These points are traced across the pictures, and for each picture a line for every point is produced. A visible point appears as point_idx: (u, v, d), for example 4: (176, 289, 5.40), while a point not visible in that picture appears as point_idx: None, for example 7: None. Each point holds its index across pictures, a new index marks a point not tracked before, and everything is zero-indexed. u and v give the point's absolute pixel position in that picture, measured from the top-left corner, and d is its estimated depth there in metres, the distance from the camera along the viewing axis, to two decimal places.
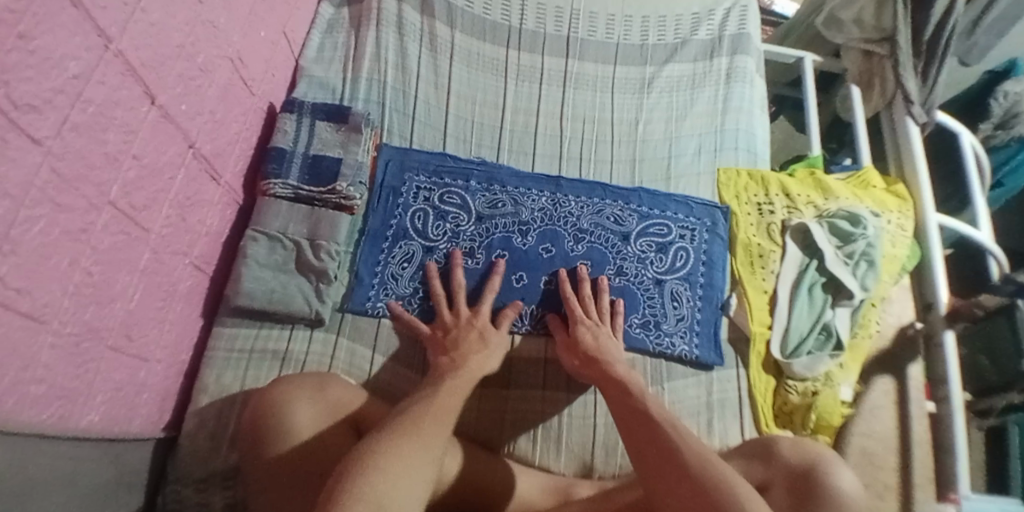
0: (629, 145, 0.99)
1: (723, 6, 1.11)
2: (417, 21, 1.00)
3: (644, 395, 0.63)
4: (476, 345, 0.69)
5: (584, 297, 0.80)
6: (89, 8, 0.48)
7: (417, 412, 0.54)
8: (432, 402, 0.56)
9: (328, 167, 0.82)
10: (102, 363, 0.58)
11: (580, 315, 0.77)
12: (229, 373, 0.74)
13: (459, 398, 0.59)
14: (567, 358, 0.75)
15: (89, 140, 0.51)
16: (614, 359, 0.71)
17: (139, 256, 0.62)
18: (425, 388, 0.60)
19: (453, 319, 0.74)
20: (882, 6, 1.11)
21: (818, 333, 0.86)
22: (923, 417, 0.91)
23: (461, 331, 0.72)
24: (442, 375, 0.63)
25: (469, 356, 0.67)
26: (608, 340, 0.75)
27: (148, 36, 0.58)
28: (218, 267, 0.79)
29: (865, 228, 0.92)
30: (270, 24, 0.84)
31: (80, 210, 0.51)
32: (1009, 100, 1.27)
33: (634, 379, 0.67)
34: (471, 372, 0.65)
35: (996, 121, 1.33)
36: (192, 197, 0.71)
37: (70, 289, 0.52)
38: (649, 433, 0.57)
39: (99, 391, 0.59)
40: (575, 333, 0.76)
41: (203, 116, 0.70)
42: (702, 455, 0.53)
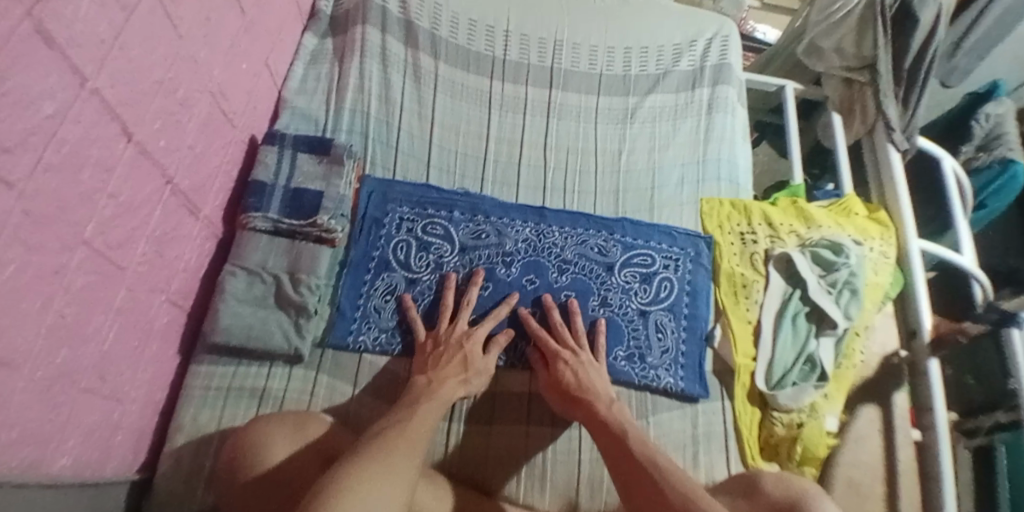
0: (613, 176, 0.99)
1: (704, 36, 1.13)
2: (401, 52, 1.00)
3: (628, 435, 0.66)
4: (455, 368, 0.72)
5: (557, 327, 0.81)
6: (65, 47, 0.46)
7: (393, 434, 0.57)
8: (405, 426, 0.59)
9: (310, 201, 0.82)
10: (73, 406, 0.56)
11: (556, 350, 0.77)
12: (206, 412, 0.72)
13: (431, 420, 0.62)
14: (554, 398, 0.76)
15: (62, 180, 0.49)
16: (598, 395, 0.72)
17: (115, 295, 0.60)
18: (401, 412, 0.63)
19: (446, 333, 0.77)
20: (862, 34, 1.14)
21: (804, 364, 0.85)
22: (909, 446, 0.91)
23: (449, 350, 0.74)
24: (416, 400, 0.65)
25: (445, 380, 0.69)
26: (591, 372, 0.76)
27: (127, 73, 0.55)
28: (196, 302, 0.78)
29: (847, 257, 0.92)
30: (253, 56, 0.84)
31: (54, 252, 0.49)
32: (990, 121, 1.34)
33: (619, 417, 0.69)
34: (443, 399, 0.67)
35: (978, 143, 1.35)
36: (170, 233, 0.69)
37: (43, 331, 0.50)
38: (641, 481, 0.60)
39: (71, 434, 0.57)
40: (556, 371, 0.76)
41: (182, 150, 0.68)
42: (688, 496, 0.57)
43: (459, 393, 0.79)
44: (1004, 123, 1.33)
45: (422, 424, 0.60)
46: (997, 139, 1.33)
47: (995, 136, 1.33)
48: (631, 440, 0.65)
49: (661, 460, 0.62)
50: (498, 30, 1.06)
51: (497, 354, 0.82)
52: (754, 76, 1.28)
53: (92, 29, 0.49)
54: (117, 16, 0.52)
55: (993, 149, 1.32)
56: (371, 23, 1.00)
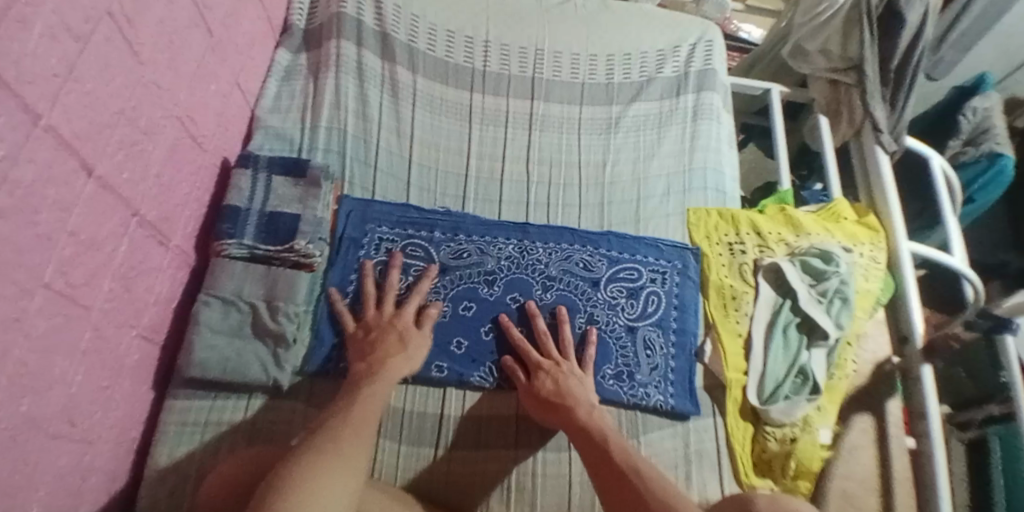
0: (597, 188, 0.98)
1: (688, 41, 1.11)
2: (377, 66, 0.98)
3: (609, 441, 0.65)
4: (395, 347, 0.72)
5: (539, 335, 0.80)
6: (15, 84, 0.41)
7: (335, 426, 0.58)
8: (346, 416, 0.60)
9: (285, 225, 0.79)
10: (40, 455, 0.53)
11: (537, 360, 0.77)
12: (183, 448, 0.69)
13: (375, 407, 0.63)
14: (531, 404, 0.75)
15: (19, 223, 0.45)
16: (578, 401, 0.72)
17: (80, 336, 0.57)
18: (343, 400, 0.63)
19: (375, 318, 0.76)
20: (848, 35, 1.12)
21: (795, 377, 0.84)
22: (903, 454, 0.89)
23: (382, 331, 0.74)
24: (359, 386, 0.66)
25: (386, 360, 0.70)
26: (572, 380, 0.75)
27: (83, 106, 0.51)
28: (169, 334, 0.75)
29: (838, 266, 0.91)
30: (222, 77, 0.81)
31: (12, 298, 0.45)
32: (978, 115, 1.31)
33: (599, 424, 0.68)
34: (388, 379, 0.68)
35: (965, 137, 1.34)
36: (138, 266, 0.66)
37: (4, 382, 0.46)
38: (620, 488, 0.58)
39: (40, 484, 0.54)
40: (535, 379, 0.75)
41: (148, 181, 0.65)
42: (667, 500, 0.55)
43: (444, 419, 0.77)
44: (992, 117, 1.31)
45: (365, 411, 0.61)
46: (984, 134, 1.32)
47: (982, 131, 1.32)
48: (612, 446, 0.64)
49: (641, 464, 0.61)
50: (477, 41, 1.04)
51: (483, 377, 0.80)
52: (738, 80, 1.27)
53: (43, 63, 0.45)
54: (70, 46, 0.48)
55: (980, 144, 1.31)
56: (344, 36, 0.98)
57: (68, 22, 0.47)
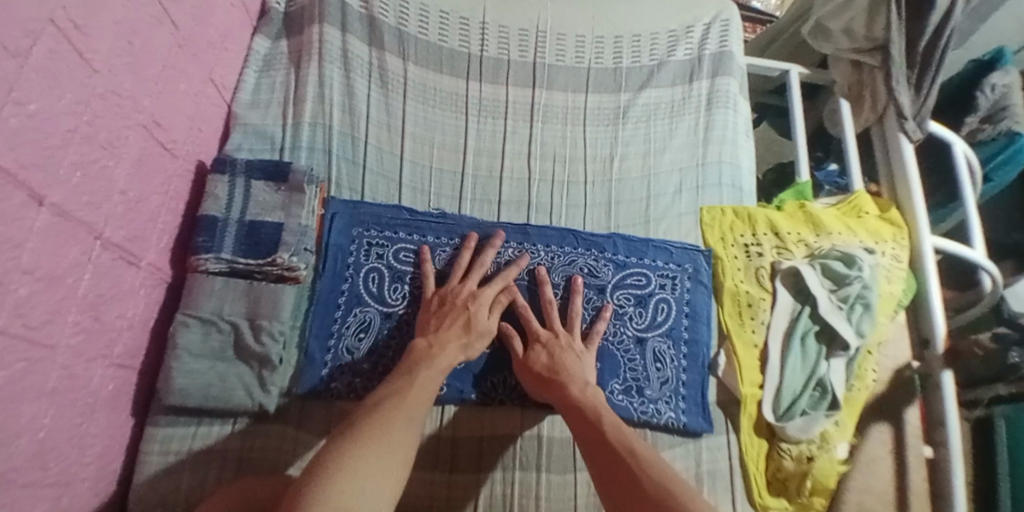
0: (604, 186, 0.91)
1: (703, 20, 1.02)
2: (365, 54, 0.90)
3: (604, 422, 0.63)
4: (457, 331, 0.70)
5: (543, 304, 0.77)
6: None
7: (389, 405, 0.57)
8: (401, 396, 0.59)
9: (267, 237, 0.73)
10: (15, 506, 0.49)
11: (537, 330, 0.74)
12: (168, 479, 0.66)
13: (428, 391, 0.62)
14: (523, 376, 0.72)
15: None
16: (572, 378, 0.69)
17: (47, 378, 0.52)
18: (399, 378, 0.63)
19: (454, 291, 0.74)
20: (873, 14, 1.03)
21: (813, 390, 0.80)
22: (921, 464, 0.86)
23: (451, 309, 0.72)
24: (416, 365, 0.65)
25: (449, 347, 0.68)
26: (568, 356, 0.72)
27: (28, 130, 0.44)
28: (148, 358, 0.70)
29: (861, 269, 0.84)
30: (193, 74, 0.73)
31: None
32: (997, 92, 1.20)
33: (596, 404, 0.66)
34: (443, 364, 0.66)
35: (983, 113, 1.23)
36: (107, 292, 0.60)
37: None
38: (616, 468, 0.57)
39: None
40: (530, 351, 0.73)
41: (112, 199, 0.58)
42: (662, 483, 0.54)
43: (441, 441, 0.73)
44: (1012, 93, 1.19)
45: (420, 395, 0.60)
46: (1002, 111, 1.21)
47: (1000, 108, 1.22)
48: (607, 425, 0.62)
49: (637, 448, 0.59)
50: (473, 23, 0.95)
51: (484, 392, 0.75)
52: (755, 61, 1.18)
53: None
54: (8, 64, 0.41)
55: (999, 121, 1.22)
56: (328, 21, 0.89)
57: (4, 38, 0.40)
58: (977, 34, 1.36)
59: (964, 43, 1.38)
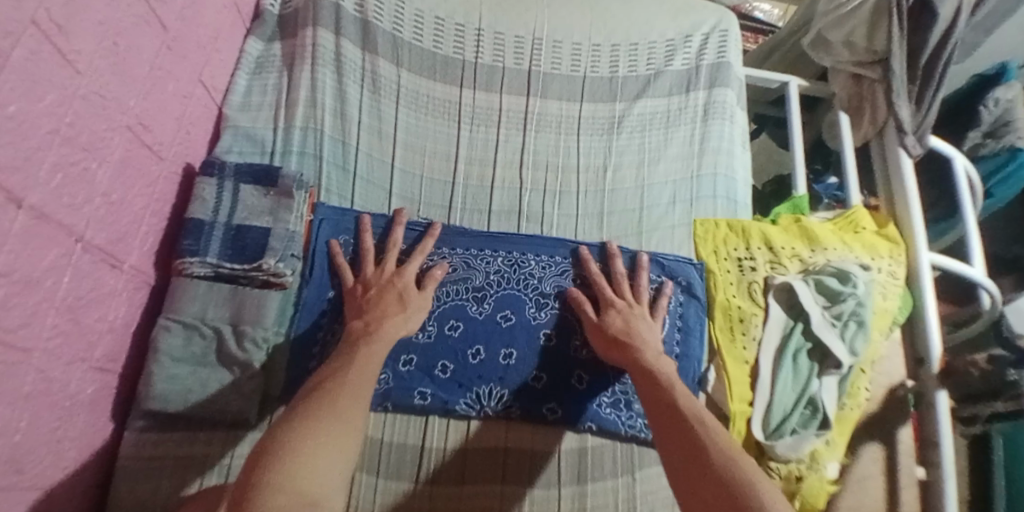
0: (597, 196, 0.90)
1: (701, 30, 1.01)
2: (357, 58, 0.89)
3: (676, 389, 0.63)
4: (394, 306, 0.70)
5: (616, 275, 0.80)
6: None
7: (331, 388, 0.56)
8: (345, 377, 0.58)
9: (254, 240, 0.72)
10: None
11: (610, 297, 0.77)
12: (145, 485, 0.65)
13: (372, 368, 0.61)
14: (597, 340, 0.73)
15: None
16: (646, 344, 0.70)
17: (23, 380, 0.51)
18: (341, 358, 0.62)
19: (375, 276, 0.74)
20: (875, 26, 1.01)
21: (804, 408, 0.78)
22: (914, 486, 0.85)
23: (381, 289, 0.72)
24: (355, 345, 0.64)
25: (384, 320, 0.67)
26: (642, 324, 0.74)
27: (6, 133, 0.44)
28: (129, 362, 0.69)
29: (855, 286, 0.83)
30: (182, 75, 0.73)
31: None
32: (1000, 107, 1.18)
33: (666, 371, 0.66)
34: (388, 338, 0.66)
35: (985, 128, 1.22)
36: (87, 296, 0.59)
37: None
38: (678, 427, 0.58)
39: None
40: (605, 315, 0.75)
41: (94, 201, 0.58)
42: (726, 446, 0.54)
43: (425, 453, 0.72)
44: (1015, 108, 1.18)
45: (363, 373, 0.60)
46: (1005, 126, 1.20)
47: (1004, 123, 1.20)
48: (679, 391, 0.63)
49: (706, 415, 0.59)
50: (468, 29, 0.94)
51: (470, 404, 0.74)
52: (754, 71, 1.17)
53: None
54: None
55: (1002, 137, 1.20)
56: (322, 24, 0.88)
57: None
58: (983, 47, 1.34)
59: (969, 55, 1.38)
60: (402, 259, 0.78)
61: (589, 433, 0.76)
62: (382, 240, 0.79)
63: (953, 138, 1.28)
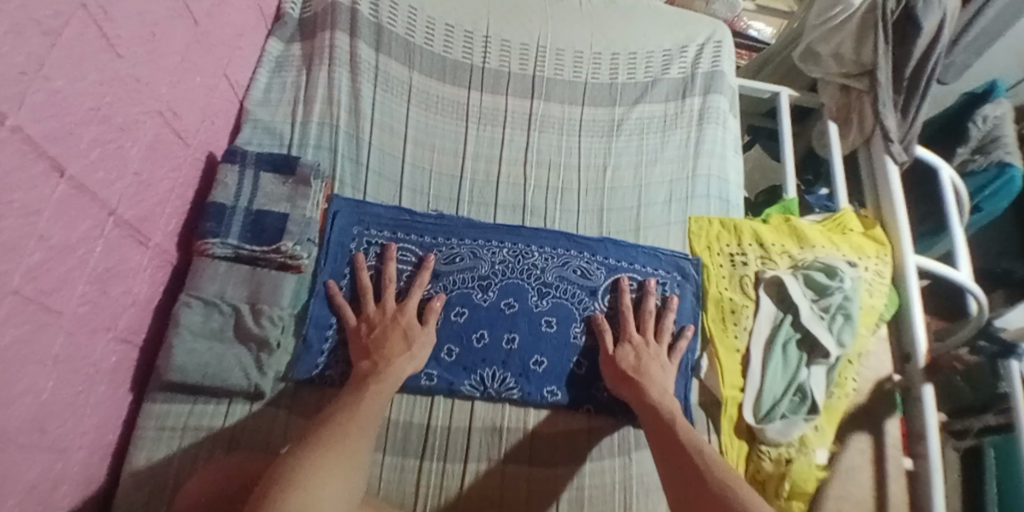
0: (597, 193, 0.95)
1: (696, 41, 1.08)
2: (371, 59, 0.94)
3: (678, 424, 0.67)
4: (399, 345, 0.72)
5: (644, 312, 0.83)
6: None
7: (340, 421, 0.59)
8: (354, 411, 0.61)
9: (272, 225, 0.76)
10: (11, 465, 0.50)
11: (630, 332, 0.80)
12: (160, 454, 0.66)
13: (380, 404, 0.64)
14: (607, 371, 0.77)
15: None
16: (654, 382, 0.74)
17: (52, 342, 0.54)
18: (349, 395, 0.64)
19: (378, 314, 0.75)
20: (861, 40, 1.08)
21: (794, 395, 0.82)
22: (901, 476, 0.87)
23: (385, 329, 0.74)
24: (364, 383, 0.66)
25: (392, 358, 0.70)
26: (654, 364, 0.77)
27: (52, 106, 0.48)
28: (148, 335, 0.72)
29: (842, 281, 0.88)
30: (208, 68, 0.78)
31: None
32: (988, 122, 1.25)
33: (671, 409, 0.70)
34: (395, 377, 0.68)
35: (974, 145, 1.28)
36: (114, 268, 0.63)
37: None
38: (682, 463, 0.61)
39: (10, 495, 0.51)
40: (619, 348, 0.79)
41: (125, 179, 0.62)
42: (725, 481, 0.57)
43: (431, 431, 0.75)
44: (1004, 124, 1.25)
45: (370, 409, 0.62)
46: (994, 141, 1.26)
47: (993, 139, 1.26)
48: (680, 426, 0.66)
49: (706, 449, 0.63)
50: (477, 36, 1.00)
51: (474, 385, 0.77)
52: (747, 82, 1.23)
53: (11, 61, 0.42)
54: (39, 40, 0.45)
55: (990, 152, 1.26)
56: (340, 28, 0.94)
57: (38, 16, 0.44)
58: (975, 65, 1.42)
59: (960, 77, 1.44)
60: (400, 294, 0.80)
61: (589, 416, 0.79)
62: (377, 276, 0.81)
63: (946, 153, 1.35)
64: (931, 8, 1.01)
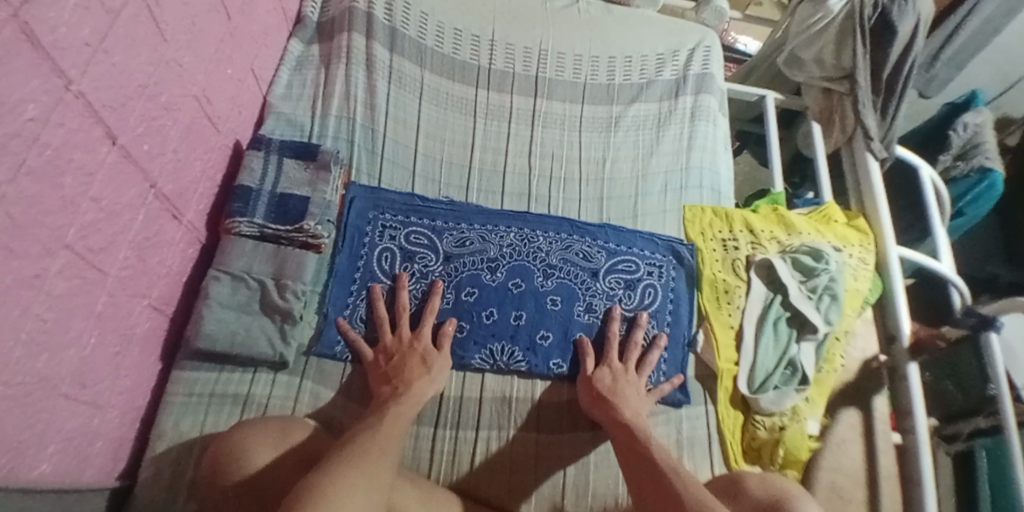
0: (597, 183, 1.01)
1: (687, 46, 1.16)
2: (385, 58, 1.01)
3: (650, 440, 0.67)
4: (418, 370, 0.73)
5: (629, 343, 0.84)
6: (49, 49, 0.44)
7: (362, 442, 0.58)
8: (374, 432, 0.60)
9: (295, 206, 0.82)
10: (54, 412, 0.53)
11: (612, 357, 0.81)
12: (188, 418, 0.70)
13: (400, 427, 0.63)
14: (583, 391, 0.79)
15: (44, 185, 0.47)
16: (627, 404, 0.75)
17: (96, 300, 0.58)
18: (371, 418, 0.64)
19: (395, 343, 0.77)
20: (841, 45, 1.16)
21: (785, 368, 0.86)
22: (889, 449, 0.91)
23: (403, 356, 0.75)
24: (384, 406, 0.67)
25: (412, 384, 0.71)
26: (629, 388, 0.78)
27: (110, 78, 0.54)
28: (178, 307, 0.77)
29: (828, 263, 0.93)
30: (238, 62, 0.84)
31: (34, 256, 0.47)
32: (969, 130, 1.32)
33: (642, 426, 0.71)
34: (414, 401, 0.69)
35: (955, 152, 1.36)
36: (152, 238, 0.67)
37: (23, 337, 0.47)
38: (650, 476, 0.61)
39: (52, 441, 0.54)
40: (598, 370, 0.80)
41: (165, 155, 0.67)
42: (697, 493, 0.58)
43: (444, 400, 0.78)
44: (983, 132, 1.32)
45: (392, 430, 0.62)
46: (975, 149, 1.33)
47: (973, 146, 1.33)
48: (652, 442, 0.67)
49: (676, 463, 0.63)
50: (483, 39, 1.07)
51: (483, 359, 0.81)
52: (735, 86, 1.31)
53: (76, 33, 0.48)
54: (101, 18, 0.51)
55: (971, 158, 1.33)
56: (356, 30, 1.01)
57: None
58: (959, 78, 1.50)
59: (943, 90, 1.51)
60: (413, 323, 0.81)
61: None
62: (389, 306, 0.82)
63: (930, 159, 1.42)
64: (906, 13, 1.08)
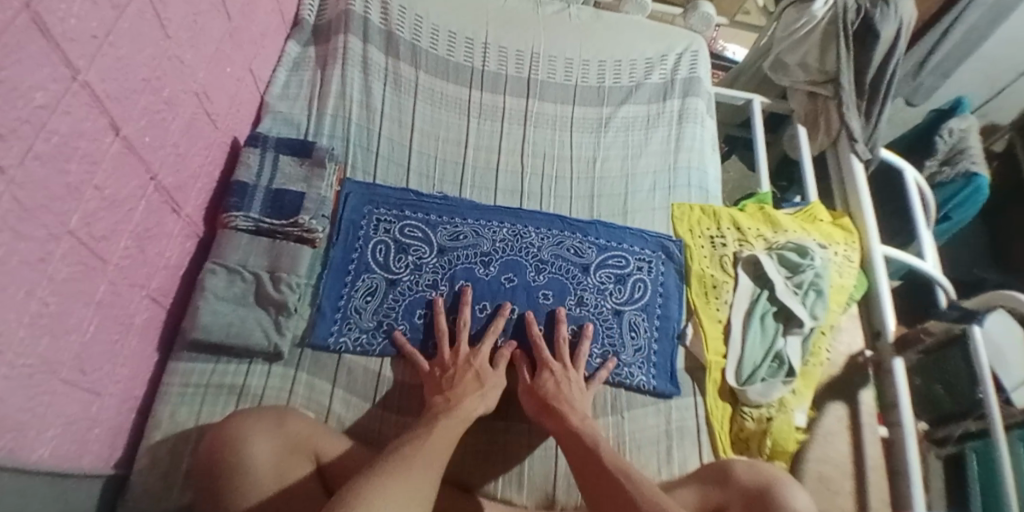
0: (588, 181, 1.03)
1: (675, 51, 1.19)
2: (381, 61, 1.04)
3: (600, 447, 0.66)
4: (471, 386, 0.73)
5: (557, 341, 0.82)
6: (58, 39, 0.46)
7: (411, 450, 0.58)
8: (424, 442, 0.60)
9: (291, 201, 0.83)
10: (53, 396, 0.54)
11: (547, 358, 0.79)
12: (185, 408, 0.71)
13: (449, 438, 0.63)
14: (529, 402, 0.75)
15: (51, 170, 0.48)
16: (572, 408, 0.73)
17: (97, 287, 0.59)
18: (420, 428, 0.64)
19: (451, 357, 0.76)
20: (825, 50, 1.20)
21: (772, 361, 0.88)
22: (876, 441, 0.93)
23: (458, 371, 0.75)
24: (435, 417, 0.66)
25: (463, 398, 0.70)
26: (570, 389, 0.76)
27: (116, 70, 0.56)
28: (175, 299, 0.78)
29: (812, 259, 0.96)
30: (237, 61, 0.86)
31: (39, 240, 0.48)
32: (954, 136, 1.37)
33: (592, 433, 0.69)
34: (465, 415, 0.68)
35: (941, 157, 1.39)
36: (152, 229, 0.69)
37: (26, 319, 0.48)
38: (609, 487, 0.60)
39: (51, 425, 0.54)
40: (539, 376, 0.77)
41: (167, 148, 0.69)
42: (653, 499, 0.58)
43: None
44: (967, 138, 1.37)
45: (440, 441, 0.61)
46: (960, 153, 1.36)
47: (959, 151, 1.37)
48: (603, 449, 0.65)
49: (630, 468, 0.63)
50: (477, 42, 1.10)
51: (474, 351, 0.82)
52: (722, 90, 1.35)
53: (85, 25, 0.50)
54: (109, 13, 0.53)
55: (956, 163, 1.36)
56: (352, 32, 1.04)
57: None
58: (946, 86, 1.54)
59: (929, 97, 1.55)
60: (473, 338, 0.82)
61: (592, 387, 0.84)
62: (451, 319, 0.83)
63: (916, 164, 1.46)
64: (887, 16, 1.12)
